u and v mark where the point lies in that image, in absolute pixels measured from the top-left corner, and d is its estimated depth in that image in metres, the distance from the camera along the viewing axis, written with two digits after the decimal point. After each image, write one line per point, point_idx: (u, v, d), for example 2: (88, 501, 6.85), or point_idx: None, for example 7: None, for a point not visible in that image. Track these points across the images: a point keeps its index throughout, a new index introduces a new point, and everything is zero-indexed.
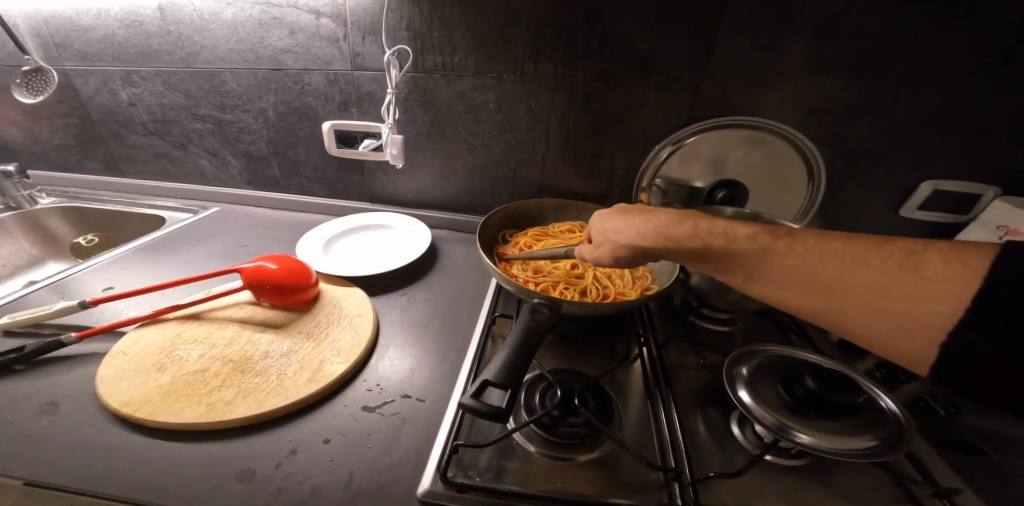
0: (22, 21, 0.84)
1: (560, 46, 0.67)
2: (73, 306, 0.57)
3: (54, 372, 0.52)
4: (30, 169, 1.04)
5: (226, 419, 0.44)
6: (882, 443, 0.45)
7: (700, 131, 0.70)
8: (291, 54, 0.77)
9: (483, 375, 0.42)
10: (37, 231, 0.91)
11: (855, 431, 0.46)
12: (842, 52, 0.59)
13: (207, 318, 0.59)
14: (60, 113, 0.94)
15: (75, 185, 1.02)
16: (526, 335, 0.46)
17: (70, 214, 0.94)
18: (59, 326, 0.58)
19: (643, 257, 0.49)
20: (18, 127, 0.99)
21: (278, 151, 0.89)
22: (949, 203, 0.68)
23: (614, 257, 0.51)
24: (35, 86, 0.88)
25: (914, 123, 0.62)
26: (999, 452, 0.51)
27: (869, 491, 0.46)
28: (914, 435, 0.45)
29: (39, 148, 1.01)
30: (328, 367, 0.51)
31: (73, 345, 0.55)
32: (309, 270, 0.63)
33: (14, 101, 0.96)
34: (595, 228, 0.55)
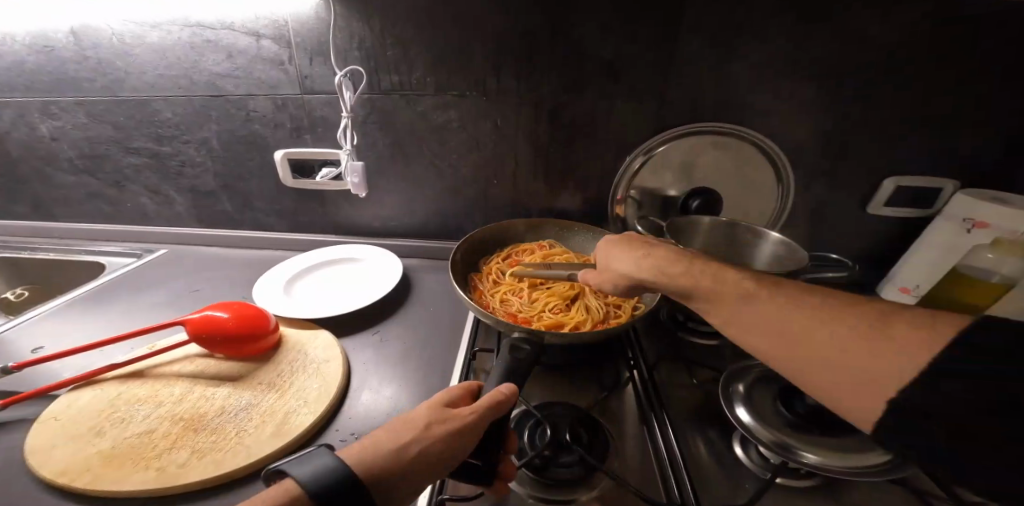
0: None
1: (523, 60, 0.64)
2: None
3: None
4: None
5: (179, 484, 0.39)
6: (895, 457, 0.43)
7: (671, 140, 0.68)
8: (232, 79, 0.71)
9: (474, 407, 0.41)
10: None
11: (863, 445, 0.45)
12: (805, 54, 0.59)
13: (153, 375, 0.53)
14: None
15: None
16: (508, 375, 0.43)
17: None
18: None
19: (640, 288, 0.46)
20: None
21: (227, 186, 0.82)
22: (913, 197, 0.69)
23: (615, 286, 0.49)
24: None
25: (877, 121, 0.63)
26: None
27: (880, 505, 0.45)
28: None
29: None
30: (296, 417, 0.47)
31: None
32: (267, 314, 0.58)
33: None
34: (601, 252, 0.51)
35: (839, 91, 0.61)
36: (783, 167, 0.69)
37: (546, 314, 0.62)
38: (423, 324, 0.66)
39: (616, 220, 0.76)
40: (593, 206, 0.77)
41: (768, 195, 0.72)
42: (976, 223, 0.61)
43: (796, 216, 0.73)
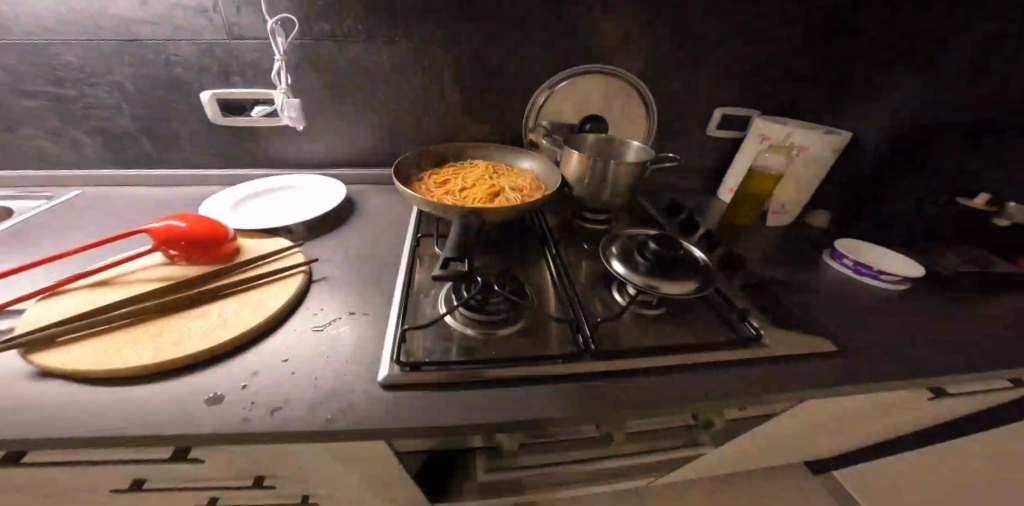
0: None
1: (440, 12, 0.76)
2: None
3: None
4: None
5: (180, 355, 0.46)
6: (701, 284, 0.65)
7: (567, 78, 0.86)
8: (149, 25, 0.73)
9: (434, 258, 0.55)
10: None
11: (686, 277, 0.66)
12: (650, 19, 0.81)
13: (119, 282, 0.56)
14: None
15: None
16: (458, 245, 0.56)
17: None
18: None
19: None
20: None
21: (149, 127, 0.82)
22: (735, 126, 0.97)
23: None
24: None
25: (702, 69, 0.88)
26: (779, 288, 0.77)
27: (699, 320, 0.67)
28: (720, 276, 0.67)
29: None
30: (270, 301, 0.55)
31: None
32: (225, 226, 0.63)
33: None
34: None
35: (676, 47, 0.85)
36: (646, 101, 0.91)
37: (474, 203, 0.72)
38: (369, 231, 0.76)
39: (530, 146, 0.93)
40: (510, 137, 0.93)
41: (637, 124, 0.94)
42: (764, 137, 0.89)
43: (659, 141, 0.97)
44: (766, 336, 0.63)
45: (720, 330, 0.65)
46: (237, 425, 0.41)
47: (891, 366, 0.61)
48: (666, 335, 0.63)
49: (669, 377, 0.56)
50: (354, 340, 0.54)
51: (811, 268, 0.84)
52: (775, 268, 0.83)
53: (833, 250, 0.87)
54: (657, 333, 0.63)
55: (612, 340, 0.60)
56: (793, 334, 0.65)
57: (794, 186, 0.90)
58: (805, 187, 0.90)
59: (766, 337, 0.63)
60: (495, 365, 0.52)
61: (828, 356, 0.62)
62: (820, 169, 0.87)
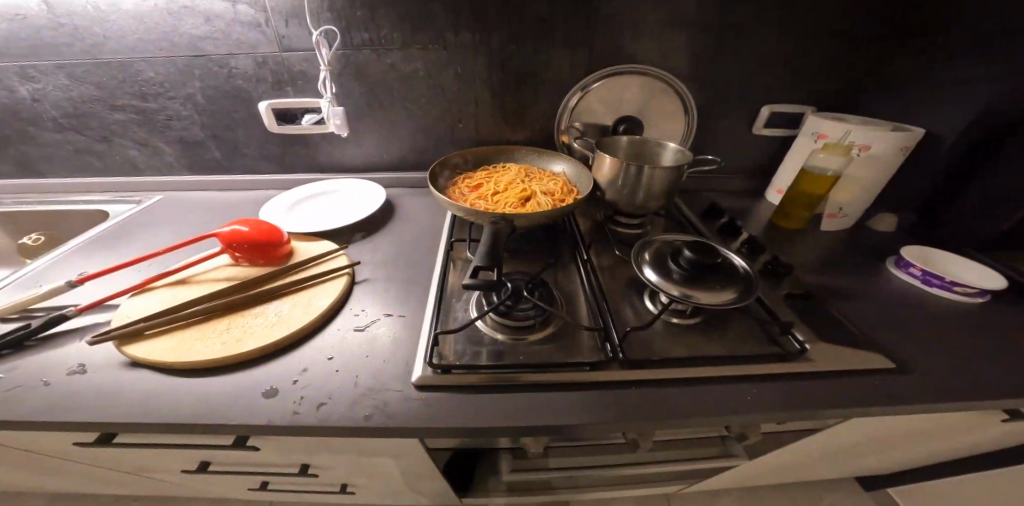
0: None
1: (473, 16, 0.77)
2: (60, 286, 0.59)
3: (64, 344, 0.55)
4: None
5: (242, 351, 0.52)
6: (738, 294, 0.63)
7: (600, 79, 0.84)
8: (212, 40, 0.80)
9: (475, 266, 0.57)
10: None
11: (722, 286, 0.64)
12: (691, 11, 0.77)
13: (194, 281, 0.63)
14: None
15: None
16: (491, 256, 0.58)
17: None
18: (47, 309, 0.60)
19: None
20: None
21: (215, 135, 0.90)
22: (784, 122, 0.90)
23: None
24: None
25: (748, 62, 0.83)
26: (828, 298, 0.72)
27: (735, 331, 0.64)
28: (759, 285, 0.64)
29: None
30: (317, 302, 0.60)
31: (72, 319, 0.58)
32: (280, 230, 0.69)
33: None
34: None
35: (719, 40, 0.80)
36: (685, 100, 0.87)
37: (505, 207, 0.74)
38: (407, 233, 0.80)
39: (563, 147, 0.93)
40: (543, 139, 0.93)
41: (676, 123, 0.90)
42: (819, 135, 0.82)
43: (700, 139, 0.93)
44: (810, 352, 0.59)
45: (757, 343, 0.62)
46: (288, 418, 0.46)
47: (957, 387, 0.56)
48: (699, 347, 0.61)
49: (698, 389, 0.55)
50: (392, 341, 0.57)
51: (869, 276, 0.78)
52: (826, 277, 0.77)
53: (898, 258, 0.79)
54: (689, 345, 0.61)
55: (641, 349, 0.59)
56: (843, 349, 0.60)
57: (854, 188, 0.83)
58: (866, 188, 0.83)
59: (811, 352, 0.59)
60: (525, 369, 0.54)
61: (882, 373, 0.58)
62: (884, 169, 0.80)
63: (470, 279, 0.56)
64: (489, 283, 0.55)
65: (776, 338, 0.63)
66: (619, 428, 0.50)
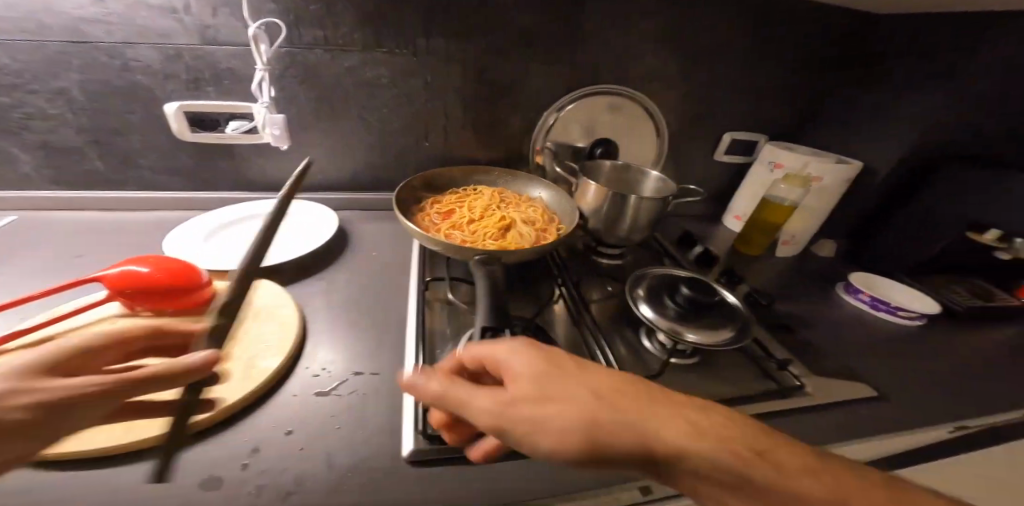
0: None
1: (448, 24, 0.70)
2: None
3: None
4: None
5: (160, 431, 0.36)
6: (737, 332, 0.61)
7: (577, 99, 0.81)
8: (102, 25, 0.62)
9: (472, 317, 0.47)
10: None
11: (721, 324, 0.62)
12: (665, 40, 0.78)
13: (67, 340, 0.44)
14: None
15: None
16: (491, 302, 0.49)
17: None
18: None
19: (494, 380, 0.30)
20: None
21: (98, 141, 0.70)
22: (742, 151, 0.95)
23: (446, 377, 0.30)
24: None
25: (715, 93, 0.86)
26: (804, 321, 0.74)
27: (734, 368, 0.61)
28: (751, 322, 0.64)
29: None
30: (264, 357, 0.46)
31: None
32: (197, 268, 0.52)
33: None
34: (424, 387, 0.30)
35: (690, 69, 0.82)
36: (658, 123, 0.87)
37: (484, 240, 0.66)
38: (368, 268, 0.67)
39: (536, 169, 0.87)
40: (515, 161, 0.87)
41: (648, 147, 0.90)
42: (776, 165, 0.87)
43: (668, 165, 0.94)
44: (810, 387, 0.58)
45: (757, 379, 0.60)
46: None
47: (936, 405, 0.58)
48: (706, 389, 0.57)
49: None
50: (366, 406, 0.45)
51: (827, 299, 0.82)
52: (793, 302, 0.80)
53: (847, 283, 0.85)
54: (695, 387, 0.57)
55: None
56: (835, 384, 0.60)
57: (807, 217, 0.89)
58: (816, 215, 0.89)
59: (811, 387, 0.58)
60: None
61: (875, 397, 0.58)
62: (831, 199, 0.86)
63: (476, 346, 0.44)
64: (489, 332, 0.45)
65: (772, 373, 0.61)
66: (651, 492, 0.43)
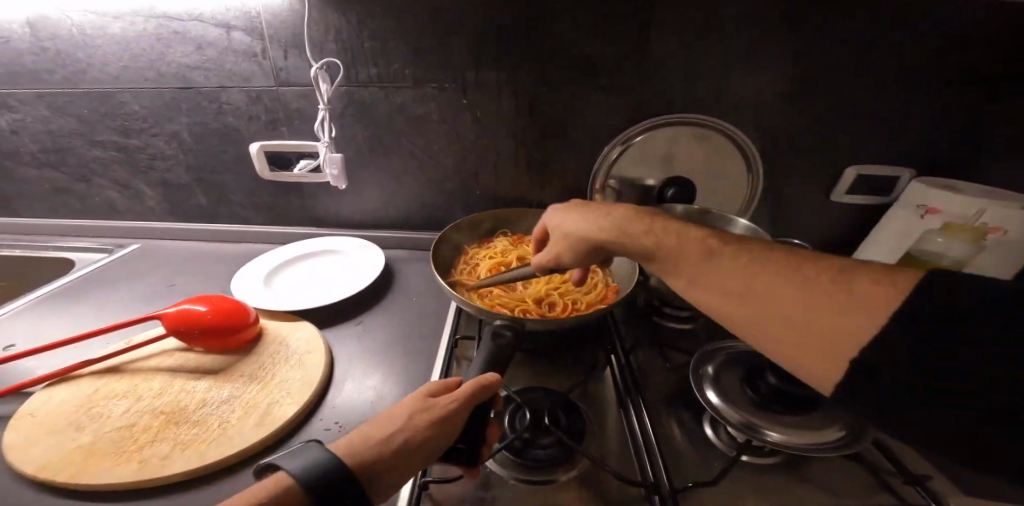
0: None
1: (500, 52, 0.65)
2: None
3: None
4: None
5: (158, 476, 0.39)
6: (846, 435, 0.44)
7: (647, 129, 0.69)
8: (201, 71, 0.70)
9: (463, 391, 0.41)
10: None
11: (820, 422, 0.46)
12: (767, 52, 0.62)
13: (128, 370, 0.52)
14: None
15: None
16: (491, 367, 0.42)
17: None
18: None
19: (413, 442, 0.31)
20: None
21: (200, 179, 0.80)
22: (874, 187, 0.73)
23: (410, 442, 0.31)
24: None
25: (838, 112, 0.66)
26: None
27: (833, 479, 0.46)
28: (870, 427, 0.46)
29: None
30: (278, 409, 0.47)
31: None
32: (247, 307, 0.56)
33: None
34: (391, 444, 0.31)
35: (802, 84, 0.64)
36: (749, 158, 0.71)
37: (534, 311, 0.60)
38: (404, 315, 0.66)
39: None
40: (570, 197, 0.78)
41: (735, 186, 0.74)
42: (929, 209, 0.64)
43: (764, 205, 0.76)
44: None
45: (870, 501, 0.44)
46: None
47: None
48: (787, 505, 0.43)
49: None
50: None
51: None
52: None
53: None
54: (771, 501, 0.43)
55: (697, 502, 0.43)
56: None
57: None
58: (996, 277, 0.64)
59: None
60: None
61: None
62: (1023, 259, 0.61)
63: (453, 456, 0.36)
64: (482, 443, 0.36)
65: (895, 491, 0.44)
66: None
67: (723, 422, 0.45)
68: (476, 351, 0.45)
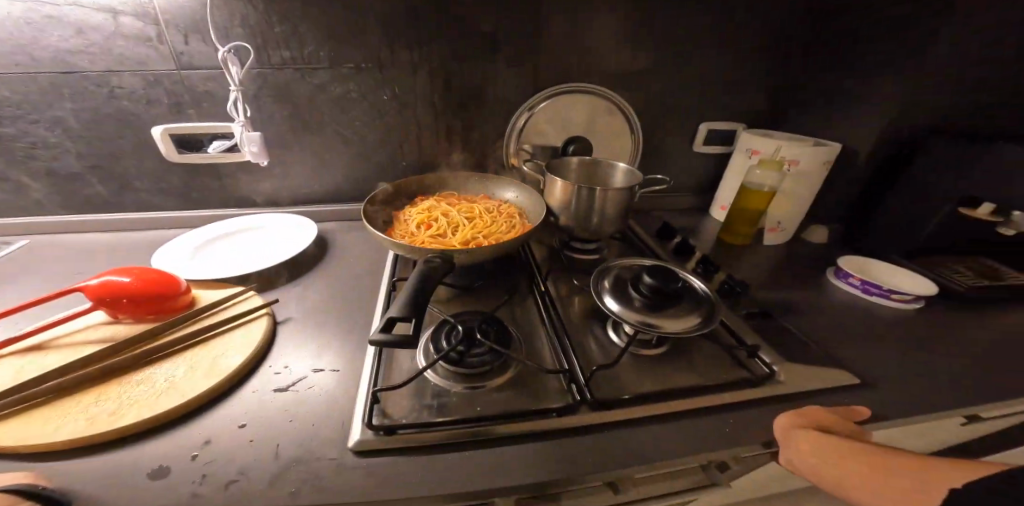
0: None
1: (411, 33, 0.72)
2: None
3: None
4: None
5: (114, 428, 0.39)
6: (706, 317, 0.57)
7: (547, 99, 0.81)
8: (83, 55, 0.65)
9: (388, 315, 0.44)
10: None
11: (688, 310, 0.57)
12: (631, 33, 0.77)
13: (55, 346, 0.49)
14: None
15: None
16: (421, 283, 0.49)
17: None
18: None
19: None
20: None
21: (97, 167, 0.75)
22: (722, 140, 0.94)
23: None
24: None
25: (689, 80, 0.85)
26: (786, 307, 0.70)
27: (704, 360, 0.57)
28: (721, 308, 0.58)
29: None
30: (225, 361, 0.48)
31: None
32: (177, 277, 0.56)
33: None
34: None
35: (660, 59, 0.81)
36: (630, 120, 0.87)
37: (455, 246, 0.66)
38: (343, 273, 0.70)
39: (513, 170, 0.89)
40: (490, 160, 0.88)
41: (623, 144, 0.90)
42: (753, 152, 0.85)
43: (647, 159, 0.93)
44: (781, 373, 0.54)
45: (728, 369, 0.55)
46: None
47: (926, 389, 0.54)
48: (675, 379, 0.53)
49: (693, 418, 0.48)
50: (324, 397, 0.46)
51: (818, 281, 0.79)
52: (779, 285, 0.76)
53: (838, 268, 0.79)
54: (663, 377, 0.53)
55: (611, 387, 0.51)
56: (820, 371, 0.55)
57: (790, 203, 0.85)
58: (802, 202, 0.85)
59: (781, 374, 0.54)
60: (488, 423, 0.43)
61: (858, 385, 0.54)
62: (815, 184, 0.82)
63: (379, 336, 0.42)
64: (406, 340, 0.41)
65: (745, 362, 0.57)
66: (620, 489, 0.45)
67: (624, 323, 0.54)
68: (411, 274, 0.51)
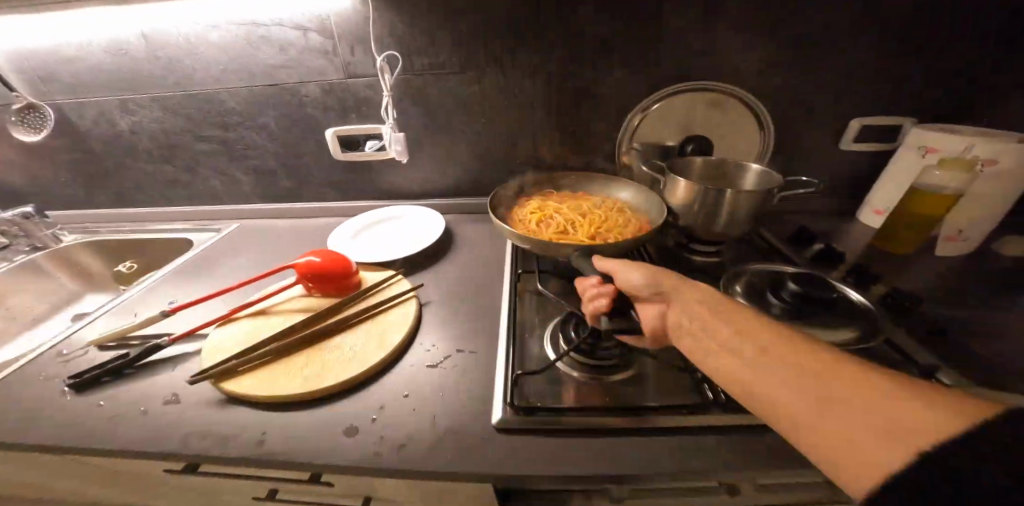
0: (6, 62, 0.86)
1: (537, 33, 0.75)
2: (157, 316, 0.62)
3: (159, 372, 0.56)
4: (54, 212, 1.08)
5: (321, 386, 0.50)
6: (864, 331, 0.52)
7: (665, 98, 0.79)
8: (283, 70, 0.82)
9: None
10: (71, 267, 0.98)
11: (842, 323, 0.53)
12: (773, 15, 0.70)
13: (274, 311, 0.64)
14: (67, 149, 0.98)
15: (99, 221, 1.07)
16: None
17: (93, 247, 1.00)
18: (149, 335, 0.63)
19: None
20: (31, 171, 1.04)
21: (283, 164, 0.95)
22: (876, 135, 0.81)
23: None
24: (32, 122, 0.92)
25: (842, 64, 0.74)
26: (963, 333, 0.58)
27: None
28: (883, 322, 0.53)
29: (57, 190, 1.06)
30: (388, 338, 0.57)
31: (168, 348, 0.59)
32: (346, 258, 0.68)
33: (25, 147, 0.99)
34: None
35: (806, 42, 0.72)
36: (759, 117, 0.80)
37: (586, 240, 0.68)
38: (468, 262, 0.78)
39: (626, 168, 0.88)
40: (603, 156, 0.88)
41: (748, 142, 0.83)
42: (927, 149, 0.72)
43: (777, 156, 0.85)
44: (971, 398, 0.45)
45: None
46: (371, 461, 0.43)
47: None
48: None
49: None
50: (466, 377, 0.53)
51: (1011, 307, 0.64)
52: (952, 305, 0.64)
53: None
54: None
55: None
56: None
57: (972, 211, 0.71)
58: (991, 208, 0.71)
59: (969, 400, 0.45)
60: (621, 418, 0.46)
61: None
62: (1017, 185, 0.68)
63: None
64: None
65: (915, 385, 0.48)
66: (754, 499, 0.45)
67: None
68: None
